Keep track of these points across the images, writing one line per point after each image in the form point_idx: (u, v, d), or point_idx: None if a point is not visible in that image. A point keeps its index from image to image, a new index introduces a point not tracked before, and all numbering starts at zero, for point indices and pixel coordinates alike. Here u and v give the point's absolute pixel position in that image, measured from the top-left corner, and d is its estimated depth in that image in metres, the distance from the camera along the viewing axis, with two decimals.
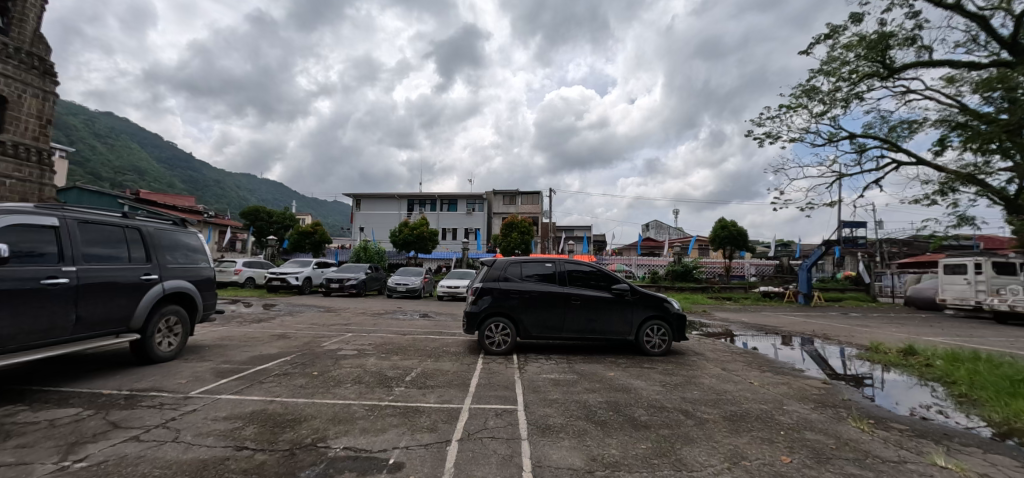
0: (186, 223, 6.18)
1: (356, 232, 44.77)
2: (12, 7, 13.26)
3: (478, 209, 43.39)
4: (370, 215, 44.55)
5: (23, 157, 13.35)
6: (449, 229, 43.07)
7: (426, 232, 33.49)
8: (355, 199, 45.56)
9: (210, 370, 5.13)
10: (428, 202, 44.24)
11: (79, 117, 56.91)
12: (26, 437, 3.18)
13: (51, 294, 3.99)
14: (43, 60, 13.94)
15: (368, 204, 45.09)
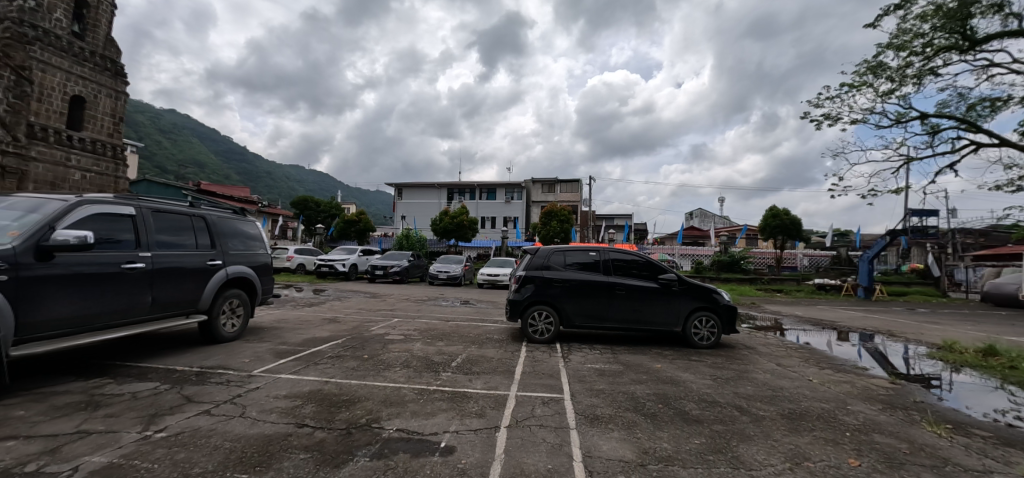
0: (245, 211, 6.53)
1: (397, 221, 46.00)
2: (87, 14, 14.78)
3: (517, 198, 43.37)
4: (410, 204, 45.60)
5: (100, 152, 14.90)
6: (488, 218, 43.42)
7: (467, 221, 33.89)
8: (397, 188, 46.75)
9: (270, 351, 5.41)
10: (468, 191, 44.74)
11: (146, 115, 61.55)
12: (112, 407, 3.48)
13: (129, 277, 4.31)
14: (114, 62, 15.36)
15: (408, 193, 46.14)
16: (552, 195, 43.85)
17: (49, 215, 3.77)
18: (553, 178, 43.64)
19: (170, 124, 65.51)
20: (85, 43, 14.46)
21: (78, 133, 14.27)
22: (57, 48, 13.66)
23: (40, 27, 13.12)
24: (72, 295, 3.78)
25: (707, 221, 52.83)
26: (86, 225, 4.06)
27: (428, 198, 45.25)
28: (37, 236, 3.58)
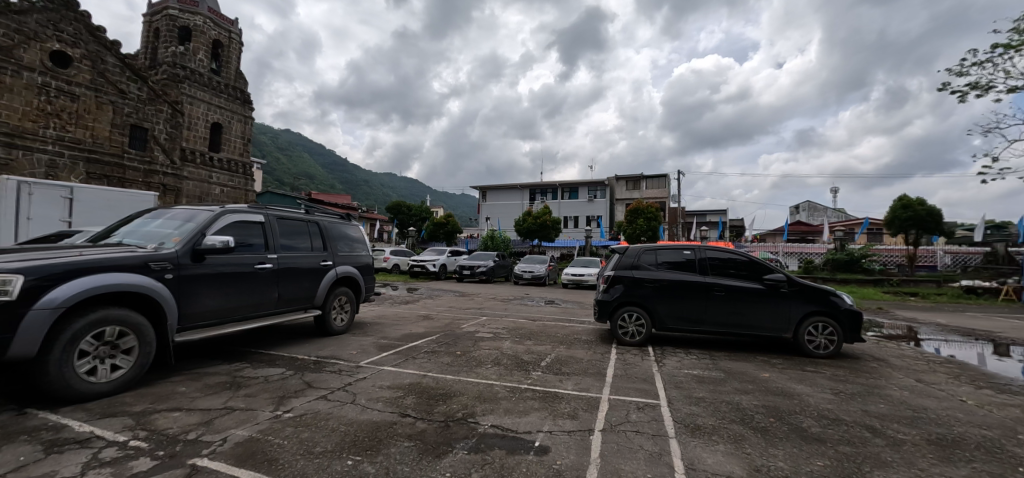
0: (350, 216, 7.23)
1: (482, 222, 47.74)
2: (223, 54, 19.55)
3: (600, 196, 42.52)
4: (492, 206, 47.03)
5: (234, 170, 19.36)
6: (570, 218, 43.18)
7: (550, 221, 34.00)
8: (481, 191, 48.55)
9: (374, 344, 5.90)
10: (550, 191, 44.98)
11: (269, 136, 71.14)
12: (251, 388, 4.03)
13: (261, 276, 4.96)
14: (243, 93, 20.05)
15: (492, 195, 47.67)
16: (637, 192, 42.27)
17: (201, 223, 4.46)
18: (638, 174, 42.06)
19: (287, 142, 75.12)
20: (223, 78, 19.07)
21: (218, 154, 18.83)
22: (205, 85, 18.32)
23: (190, 68, 17.73)
24: (218, 290, 4.43)
25: (817, 215, 47.05)
26: (228, 232, 4.75)
27: (510, 200, 46.32)
28: (192, 241, 4.25)
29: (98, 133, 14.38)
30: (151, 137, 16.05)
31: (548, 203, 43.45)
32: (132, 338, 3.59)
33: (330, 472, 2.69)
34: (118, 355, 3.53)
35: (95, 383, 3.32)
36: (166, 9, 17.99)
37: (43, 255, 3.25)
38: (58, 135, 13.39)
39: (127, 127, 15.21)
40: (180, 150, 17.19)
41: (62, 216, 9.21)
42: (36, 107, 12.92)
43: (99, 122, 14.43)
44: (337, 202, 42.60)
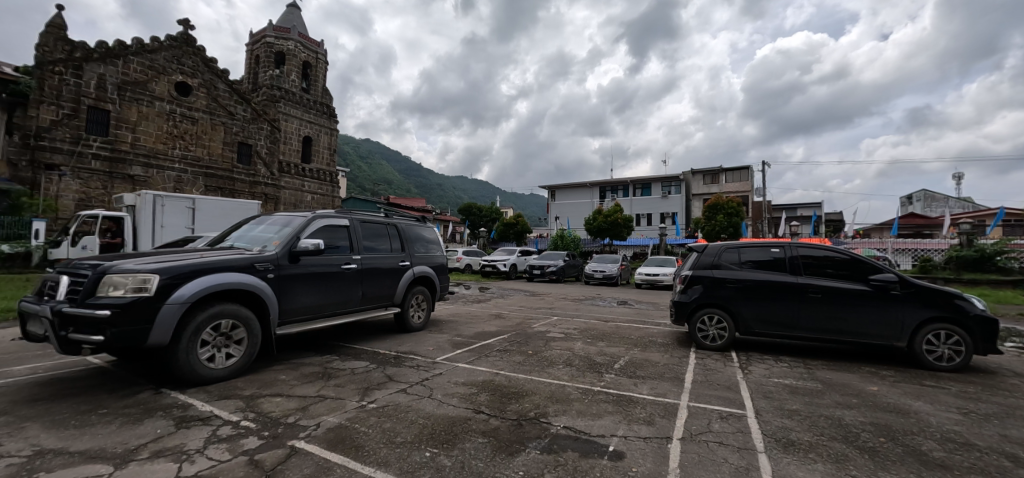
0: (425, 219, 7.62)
1: (551, 222, 47.86)
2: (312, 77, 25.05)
3: (674, 191, 40.55)
4: (561, 206, 47.04)
5: (321, 177, 24.90)
6: (642, 215, 41.70)
7: (621, 219, 33.09)
8: (549, 191, 48.69)
9: (449, 341, 6.15)
10: (621, 188, 43.80)
11: (353, 146, 77.49)
12: (341, 378, 4.40)
13: (348, 275, 5.38)
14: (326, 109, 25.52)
15: (561, 194, 47.61)
16: (716, 186, 39.60)
17: (296, 228, 4.94)
18: (717, 167, 39.44)
19: (368, 150, 81.27)
20: (309, 95, 24.31)
21: (308, 166, 24.33)
22: (295, 102, 23.77)
23: (287, 91, 23.34)
24: (312, 288, 4.88)
25: (938, 206, 40.59)
26: (319, 235, 5.22)
27: (580, 198, 45.87)
28: (289, 244, 4.72)
29: (214, 151, 19.62)
30: (254, 151, 21.17)
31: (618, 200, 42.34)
32: (242, 330, 4.07)
33: (410, 462, 2.84)
34: (231, 345, 4.02)
35: (214, 368, 3.83)
36: (265, 38, 23.36)
37: (174, 258, 3.80)
38: (189, 154, 18.72)
39: (235, 144, 20.37)
40: (276, 160, 22.19)
41: (187, 223, 11.18)
42: (174, 135, 18.32)
43: (214, 141, 19.63)
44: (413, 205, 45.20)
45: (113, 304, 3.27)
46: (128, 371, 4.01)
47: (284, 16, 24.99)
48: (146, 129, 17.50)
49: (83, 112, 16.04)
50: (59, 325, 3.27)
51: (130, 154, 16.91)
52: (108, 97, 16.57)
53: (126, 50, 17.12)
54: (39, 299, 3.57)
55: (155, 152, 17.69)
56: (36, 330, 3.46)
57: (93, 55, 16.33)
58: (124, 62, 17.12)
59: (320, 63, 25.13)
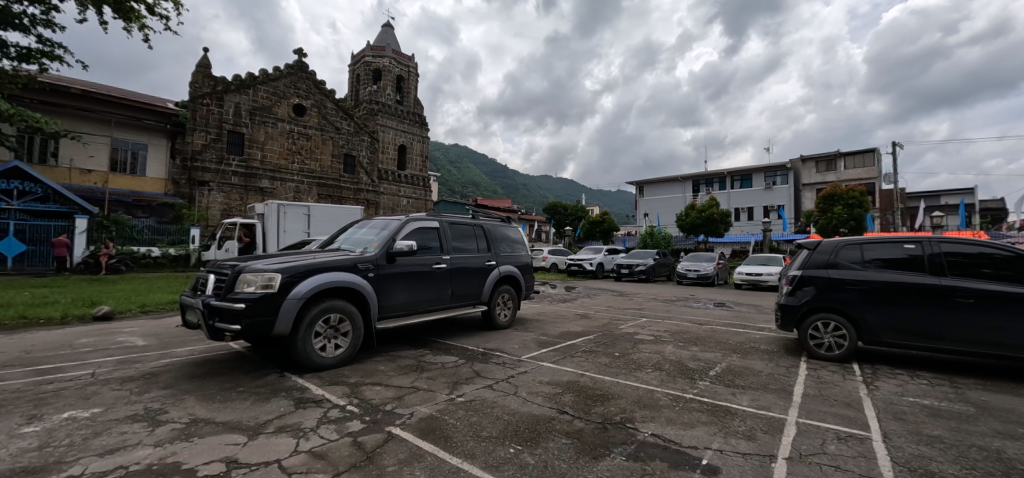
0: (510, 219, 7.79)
1: (640, 219, 46.20)
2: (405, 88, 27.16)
3: (780, 182, 36.54)
4: (651, 201, 44.94)
5: (416, 183, 26.80)
6: (742, 209, 38.22)
7: (717, 214, 30.55)
8: (637, 186, 46.97)
9: (534, 340, 6.25)
10: (717, 181, 40.59)
11: (444, 152, 82.32)
12: (433, 371, 4.67)
13: (439, 275, 5.68)
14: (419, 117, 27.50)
15: (650, 190, 45.67)
16: (832, 173, 34.81)
17: (392, 230, 5.34)
18: (833, 152, 34.67)
19: (455, 155, 85.61)
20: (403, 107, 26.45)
21: (404, 173, 26.37)
22: (391, 114, 26.01)
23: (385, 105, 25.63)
24: (407, 286, 5.25)
25: None
26: (413, 237, 5.58)
27: (671, 193, 43.49)
28: (386, 246, 5.11)
29: (325, 163, 22.32)
30: (357, 162, 23.71)
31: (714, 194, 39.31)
32: (348, 323, 4.52)
33: (495, 457, 2.92)
34: (339, 336, 4.50)
35: (326, 357, 4.32)
36: (365, 57, 25.98)
37: (292, 259, 4.34)
38: (305, 168, 21.51)
39: (342, 156, 23.03)
40: (376, 169, 24.58)
41: (303, 228, 12.77)
42: (293, 151, 21.15)
43: (324, 154, 22.31)
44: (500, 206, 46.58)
45: (247, 299, 3.83)
46: (259, 356, 4.67)
47: (378, 35, 27.53)
48: (272, 148, 20.40)
49: (225, 136, 19.08)
50: (208, 315, 3.90)
51: (260, 170, 19.75)
52: (244, 123, 19.55)
53: (256, 80, 20.02)
54: (195, 294, 4.30)
55: (279, 167, 20.55)
56: (192, 319, 4.18)
57: (231, 87, 19.35)
58: (254, 91, 20.04)
59: (412, 77, 27.21)
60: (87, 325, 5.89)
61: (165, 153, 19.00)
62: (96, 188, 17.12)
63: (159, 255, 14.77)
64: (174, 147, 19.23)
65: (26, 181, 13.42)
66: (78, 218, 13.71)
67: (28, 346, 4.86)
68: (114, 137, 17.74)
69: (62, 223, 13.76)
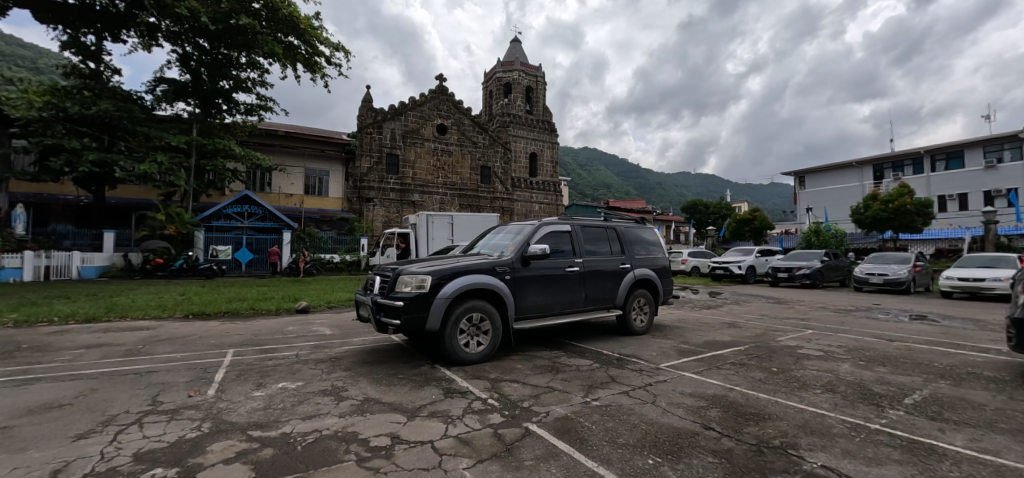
0: (644, 220, 7.48)
1: (801, 215, 39.80)
2: (534, 97, 28.86)
3: (1012, 158, 27.73)
4: (814, 193, 38.86)
5: (548, 189, 28.17)
6: (951, 197, 29.95)
7: (911, 204, 24.44)
8: (797, 177, 40.69)
9: (674, 348, 5.96)
10: (909, 163, 32.50)
11: (571, 156, 83.12)
12: (567, 373, 4.73)
13: (571, 277, 5.72)
14: (549, 124, 28.96)
15: (813, 180, 39.12)
16: None
17: (526, 235, 5.56)
18: None
19: (583, 158, 85.59)
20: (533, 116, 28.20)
21: (536, 179, 27.91)
22: (522, 124, 27.94)
23: (516, 116, 27.75)
24: (542, 289, 5.41)
25: None
26: (546, 241, 5.73)
27: (843, 182, 36.46)
28: (521, 250, 5.36)
29: (464, 176, 24.81)
30: (493, 173, 25.74)
31: (906, 180, 31.55)
32: (488, 323, 4.87)
33: (632, 466, 2.81)
34: (480, 334, 4.87)
35: (468, 353, 4.71)
36: (496, 74, 28.64)
37: (439, 262, 4.84)
38: (448, 181, 24.18)
39: (479, 168, 25.23)
40: (510, 178, 26.41)
41: (447, 235, 14.21)
42: (438, 167, 23.99)
43: (464, 168, 24.77)
44: (632, 207, 44.91)
45: (405, 298, 4.40)
46: (414, 348, 5.34)
47: (508, 51, 29.47)
48: (421, 165, 23.50)
49: (384, 158, 22.56)
50: (376, 311, 4.61)
51: (412, 186, 22.88)
52: (398, 146, 22.95)
53: (406, 108, 23.20)
54: (366, 292, 5.12)
55: (426, 181, 23.47)
56: (364, 313, 4.97)
57: (388, 116, 22.72)
58: (406, 117, 23.28)
59: (539, 86, 28.87)
60: (295, 316, 7.50)
61: (341, 176, 23.08)
62: (296, 208, 21.62)
63: (339, 261, 18.02)
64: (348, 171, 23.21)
65: (252, 204, 17.30)
66: (284, 231, 17.57)
67: (260, 329, 6.40)
68: (307, 167, 22.25)
69: (276, 237, 17.71)
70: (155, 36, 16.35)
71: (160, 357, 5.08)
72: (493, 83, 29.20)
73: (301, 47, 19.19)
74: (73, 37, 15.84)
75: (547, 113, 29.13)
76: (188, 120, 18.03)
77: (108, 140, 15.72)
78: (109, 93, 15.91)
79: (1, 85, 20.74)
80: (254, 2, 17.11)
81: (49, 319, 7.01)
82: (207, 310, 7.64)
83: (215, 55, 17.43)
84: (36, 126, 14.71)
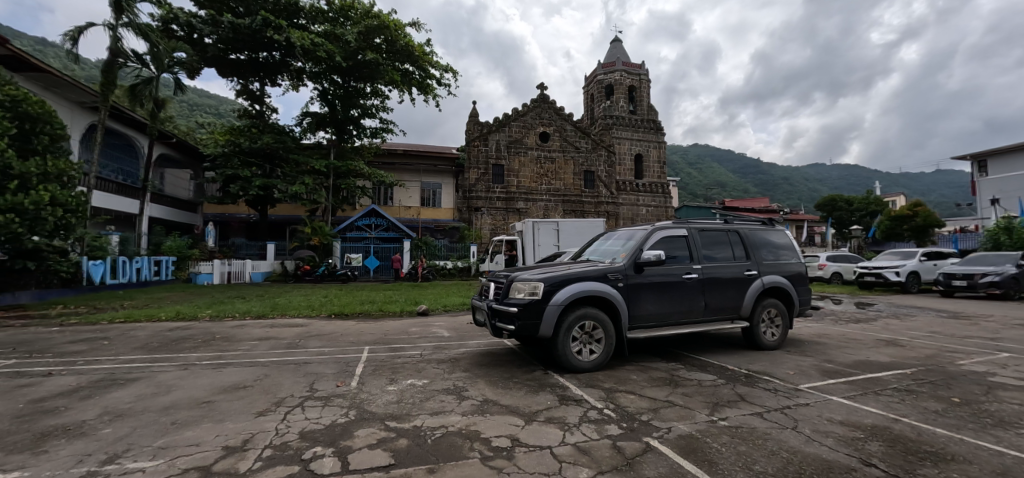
0: (773, 222, 6.69)
1: (985, 207, 31.90)
2: (637, 96, 27.79)
3: None
4: (1002, 180, 30.74)
5: (656, 191, 27.11)
6: None
7: None
8: (976, 161, 32.84)
9: (815, 367, 5.20)
10: None
11: (679, 155, 78.11)
12: (688, 388, 4.40)
13: (689, 285, 5.34)
14: (655, 123, 27.68)
15: (1001, 164, 31.16)
16: None
17: (639, 240, 5.35)
18: None
19: (694, 156, 79.95)
20: (636, 116, 27.21)
21: (641, 181, 27.01)
22: (625, 125, 27.13)
23: (618, 117, 27.02)
24: (657, 296, 5.14)
25: None
26: (660, 246, 5.44)
27: None
28: (633, 256, 5.17)
29: (568, 182, 25.03)
30: (597, 177, 25.56)
31: None
32: (600, 331, 4.78)
33: None
34: (593, 342, 4.80)
35: (581, 361, 4.66)
36: (596, 77, 28.26)
37: (550, 270, 4.90)
38: (551, 187, 24.63)
39: (582, 173, 25.29)
40: (614, 181, 25.96)
41: (553, 242, 14.35)
42: (541, 175, 24.55)
43: (567, 174, 25.02)
44: (752, 207, 40.51)
45: (518, 304, 4.53)
46: (527, 353, 5.47)
47: (608, 52, 28.94)
48: (525, 174, 24.26)
49: (490, 170, 23.70)
50: (492, 316, 4.82)
51: (516, 194, 23.73)
52: (503, 156, 23.95)
53: (510, 119, 24.11)
54: (481, 297, 5.39)
55: (530, 189, 24.18)
56: (480, 318, 5.23)
57: (492, 128, 23.83)
58: (509, 128, 24.20)
59: (642, 84, 27.64)
60: (416, 318, 8.23)
61: (451, 188, 24.81)
62: (414, 218, 23.67)
63: (451, 267, 19.48)
64: (457, 183, 24.85)
65: (378, 217, 19.46)
66: (405, 241, 19.45)
67: (389, 329, 7.15)
68: (423, 181, 24.39)
69: (398, 245, 19.55)
70: (301, 77, 19.34)
71: (312, 350, 5.96)
72: (593, 86, 28.86)
73: (415, 72, 21.22)
74: (244, 85, 19.53)
75: (651, 112, 27.84)
76: (327, 146, 20.99)
77: (268, 168, 19.02)
78: (269, 128, 19.41)
79: (200, 130, 26.58)
80: (376, 38, 19.45)
81: (234, 314, 8.72)
82: (345, 310, 8.76)
83: (346, 87, 20.06)
84: (221, 159, 18.44)
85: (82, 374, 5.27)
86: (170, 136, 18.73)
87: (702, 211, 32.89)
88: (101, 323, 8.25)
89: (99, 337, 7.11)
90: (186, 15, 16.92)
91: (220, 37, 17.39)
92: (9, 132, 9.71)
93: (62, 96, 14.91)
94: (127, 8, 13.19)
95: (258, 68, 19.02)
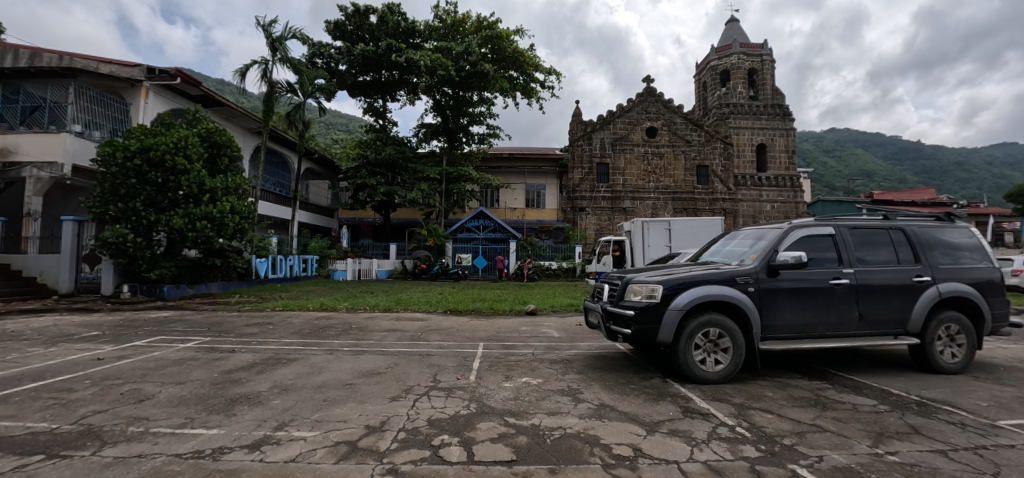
0: (952, 217, 5.44)
1: None
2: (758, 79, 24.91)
3: None
4: None
5: (783, 185, 24.10)
6: None
7: None
8: None
9: (1021, 399, 4.09)
10: None
11: (811, 143, 68.36)
12: (840, 412, 3.76)
13: (837, 292, 4.59)
14: (781, 107, 24.55)
15: None
16: None
17: (772, 240, 4.75)
18: None
19: (830, 143, 69.20)
20: (758, 102, 24.45)
21: (765, 175, 24.22)
22: (745, 114, 24.52)
23: (736, 105, 24.53)
24: (797, 305, 4.51)
25: None
26: (799, 247, 4.76)
27: None
28: (767, 258, 4.61)
29: (677, 178, 23.55)
30: (711, 172, 23.66)
31: None
32: (728, 340, 4.35)
33: None
34: (719, 351, 4.39)
35: (705, 371, 4.29)
36: (709, 63, 25.94)
37: (668, 272, 4.61)
38: (660, 185, 23.42)
39: (694, 168, 23.61)
40: (732, 175, 23.76)
41: (665, 241, 13.55)
42: (649, 172, 23.47)
43: (678, 170, 23.58)
44: (912, 199, 33.69)
45: (635, 307, 4.34)
46: (641, 359, 5.23)
47: (724, 35, 26.41)
48: (631, 171, 23.41)
49: (594, 169, 23.30)
50: (605, 318, 4.69)
51: (623, 193, 23.07)
52: (608, 154, 23.38)
53: (614, 116, 23.42)
54: (594, 299, 5.28)
55: (637, 187, 23.32)
56: (593, 320, 5.12)
57: (596, 126, 23.36)
58: (613, 125, 23.52)
59: (765, 66, 24.69)
60: (526, 317, 8.39)
61: (555, 189, 24.95)
62: (519, 220, 24.31)
63: (556, 267, 19.65)
64: (560, 184, 24.93)
65: (485, 219, 20.31)
66: (510, 241, 20.02)
67: (501, 327, 7.40)
68: (527, 183, 24.93)
69: (503, 245, 20.23)
70: (417, 91, 21.07)
71: (433, 343, 6.45)
72: (706, 73, 26.58)
73: (518, 77, 21.86)
74: (370, 103, 21.90)
75: (778, 95, 24.69)
76: (439, 154, 22.62)
77: (390, 176, 21.17)
78: (390, 141, 21.59)
79: (336, 145, 30.68)
80: (485, 47, 20.60)
81: (366, 307, 9.84)
82: (459, 307, 9.31)
83: (457, 97, 21.43)
84: (352, 171, 21.04)
85: (256, 352, 6.39)
86: (312, 152, 21.90)
87: (842, 207, 28.23)
88: (268, 311, 9.94)
89: (268, 323, 8.58)
90: (326, 48, 19.68)
91: (352, 64, 19.82)
92: (201, 155, 12.18)
93: (237, 124, 18.36)
94: (280, 46, 15.75)
95: (381, 87, 21.13)
